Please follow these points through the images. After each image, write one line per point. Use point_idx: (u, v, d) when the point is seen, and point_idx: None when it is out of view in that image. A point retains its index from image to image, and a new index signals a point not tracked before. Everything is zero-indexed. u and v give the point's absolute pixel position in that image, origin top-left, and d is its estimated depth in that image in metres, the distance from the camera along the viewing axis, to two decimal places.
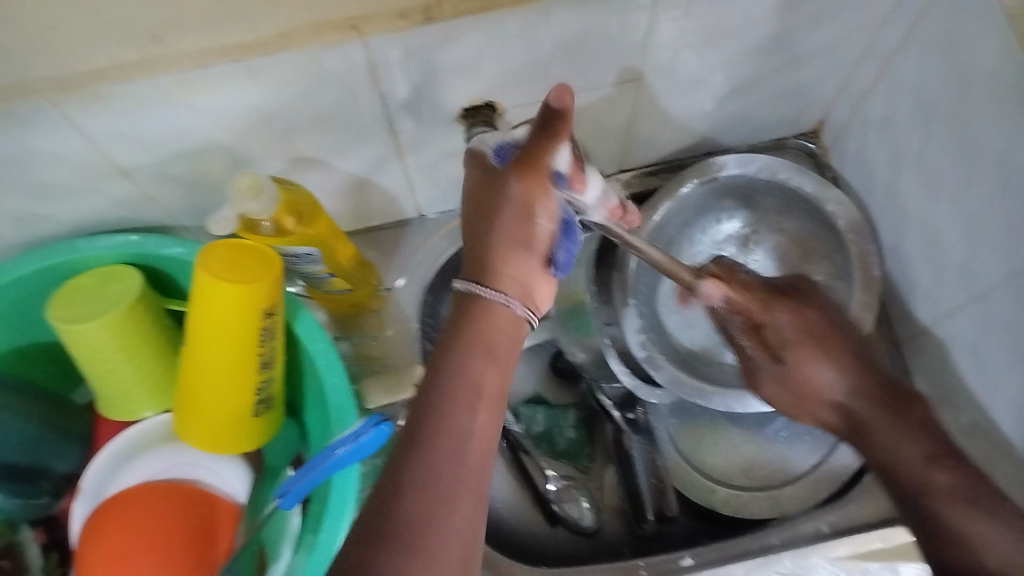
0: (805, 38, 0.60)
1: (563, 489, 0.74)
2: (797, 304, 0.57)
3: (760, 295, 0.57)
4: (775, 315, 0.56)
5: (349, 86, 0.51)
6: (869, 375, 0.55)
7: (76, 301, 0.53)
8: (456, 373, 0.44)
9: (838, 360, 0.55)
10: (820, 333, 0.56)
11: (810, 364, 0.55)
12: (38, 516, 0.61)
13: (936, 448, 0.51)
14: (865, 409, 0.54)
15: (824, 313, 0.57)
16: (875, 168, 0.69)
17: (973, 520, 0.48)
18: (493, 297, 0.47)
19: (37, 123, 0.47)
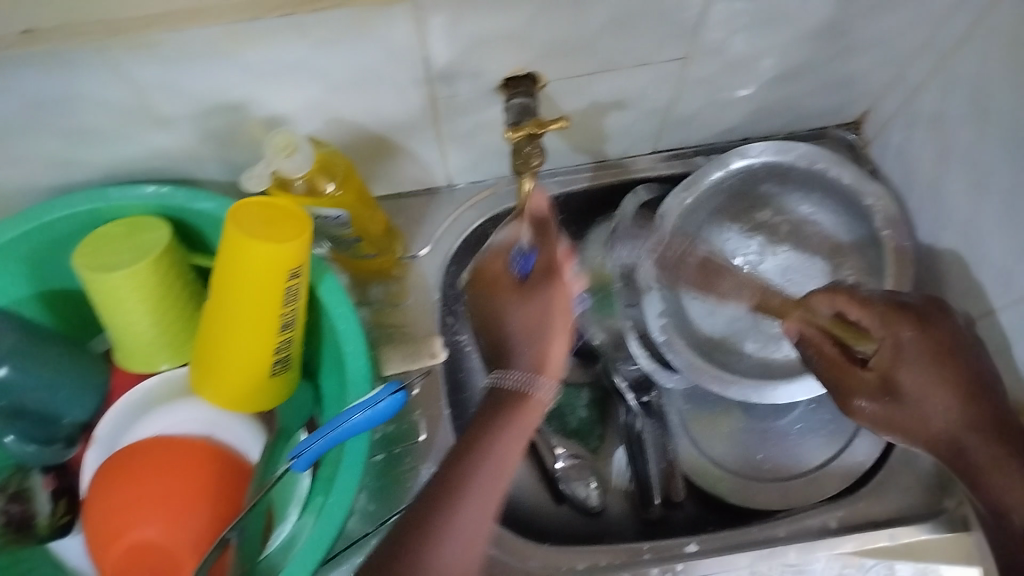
0: (863, 26, 0.59)
1: (570, 468, 0.73)
2: (930, 359, 0.55)
3: (891, 348, 0.56)
4: (896, 370, 0.56)
5: (396, 47, 0.49)
6: (979, 422, 0.53)
7: (101, 249, 0.53)
8: (486, 425, 0.53)
9: (959, 393, 0.54)
10: (947, 391, 0.54)
11: (930, 394, 0.54)
12: (51, 462, 0.60)
13: None
14: (975, 451, 0.53)
15: (953, 358, 0.55)
16: (916, 164, 0.67)
17: None
18: (516, 385, 0.55)
19: (79, 67, 0.46)
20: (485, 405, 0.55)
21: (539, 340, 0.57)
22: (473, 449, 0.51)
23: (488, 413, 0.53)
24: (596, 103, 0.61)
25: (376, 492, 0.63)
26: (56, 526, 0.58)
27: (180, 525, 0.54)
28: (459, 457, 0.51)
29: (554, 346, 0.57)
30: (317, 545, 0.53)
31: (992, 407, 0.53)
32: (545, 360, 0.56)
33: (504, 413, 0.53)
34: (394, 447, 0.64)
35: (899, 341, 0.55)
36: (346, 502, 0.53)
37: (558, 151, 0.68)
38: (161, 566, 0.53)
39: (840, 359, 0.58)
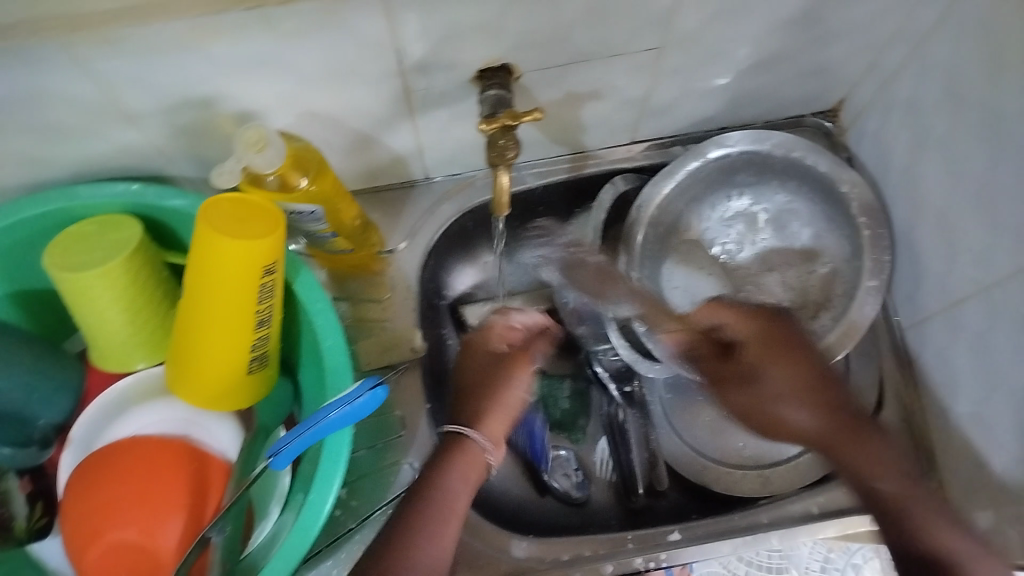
0: (837, 13, 0.59)
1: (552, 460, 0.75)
2: (786, 356, 0.56)
3: (761, 342, 0.57)
4: (763, 363, 0.56)
5: (366, 40, 0.49)
6: (840, 416, 0.54)
7: (72, 248, 0.52)
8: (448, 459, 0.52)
9: (805, 397, 0.55)
10: (800, 389, 0.55)
11: (781, 381, 0.55)
12: (27, 465, 0.59)
13: (904, 467, 0.53)
14: (839, 442, 0.54)
15: (803, 353, 0.56)
16: (893, 150, 0.67)
17: (935, 529, 0.50)
18: (480, 441, 0.54)
19: (43, 64, 0.45)
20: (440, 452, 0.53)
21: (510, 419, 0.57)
22: (435, 481, 0.51)
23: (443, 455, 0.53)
24: (571, 94, 0.61)
25: (357, 486, 0.63)
26: (33, 530, 0.58)
27: (158, 525, 0.54)
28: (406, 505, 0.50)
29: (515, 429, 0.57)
30: (299, 543, 0.52)
31: (840, 397, 0.55)
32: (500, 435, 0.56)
33: (446, 458, 0.52)
34: (378, 441, 0.64)
35: (751, 334, 0.58)
36: (327, 496, 0.53)
37: (535, 143, 0.68)
38: (142, 566, 0.53)
39: (711, 354, 0.61)
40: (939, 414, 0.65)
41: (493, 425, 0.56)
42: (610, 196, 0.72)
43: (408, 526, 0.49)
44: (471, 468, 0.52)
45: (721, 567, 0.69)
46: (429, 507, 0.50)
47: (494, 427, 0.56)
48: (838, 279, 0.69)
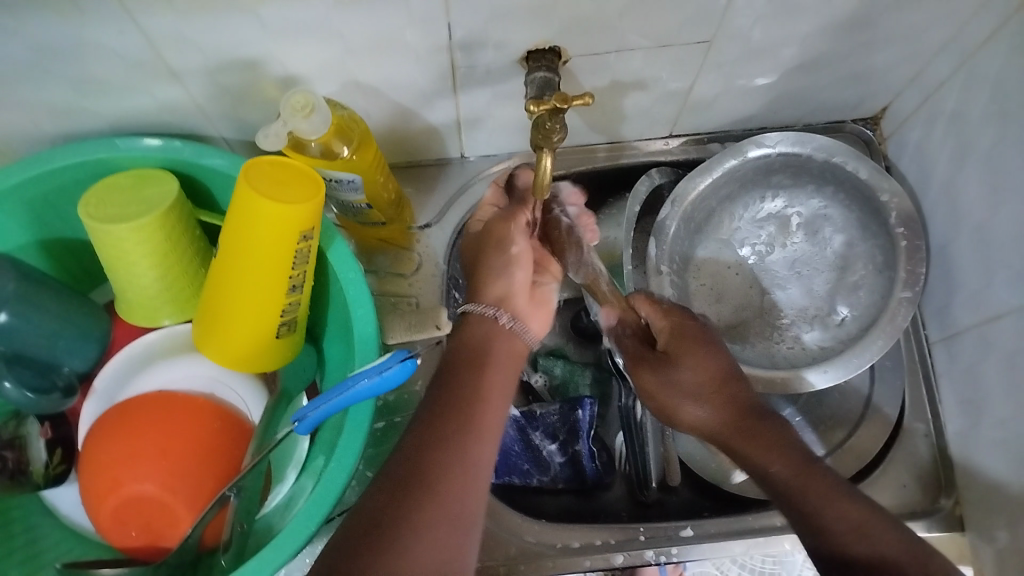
0: (889, 19, 0.58)
1: (552, 435, 0.73)
2: (694, 348, 0.55)
3: (672, 337, 0.56)
4: (678, 355, 0.55)
5: (417, 11, 0.48)
6: (736, 411, 0.53)
7: (109, 200, 0.52)
8: (467, 355, 0.52)
9: (705, 387, 0.54)
10: (711, 381, 0.54)
11: (690, 372, 0.54)
12: (49, 411, 0.59)
13: (800, 454, 0.51)
14: (736, 435, 0.53)
15: (708, 344, 0.55)
16: (935, 163, 0.67)
17: (840, 510, 0.47)
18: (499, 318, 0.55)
19: (92, 12, 0.45)
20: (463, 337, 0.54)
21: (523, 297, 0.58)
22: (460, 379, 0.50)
23: (467, 360, 0.52)
24: (615, 81, 0.61)
25: (374, 458, 0.63)
26: (51, 477, 0.59)
27: (177, 480, 0.54)
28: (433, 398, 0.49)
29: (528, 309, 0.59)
30: (315, 511, 0.52)
31: (751, 392, 0.54)
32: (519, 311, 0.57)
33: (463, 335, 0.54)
34: (395, 415, 0.65)
35: (672, 325, 0.57)
36: (348, 466, 0.53)
37: (572, 129, 0.68)
38: (158, 519, 0.54)
39: (634, 340, 0.60)
40: (962, 431, 0.65)
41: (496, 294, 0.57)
42: (646, 188, 0.71)
43: (451, 394, 0.49)
44: (503, 348, 0.53)
45: (715, 568, 0.68)
46: (465, 377, 0.50)
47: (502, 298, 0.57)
48: (868, 288, 0.68)
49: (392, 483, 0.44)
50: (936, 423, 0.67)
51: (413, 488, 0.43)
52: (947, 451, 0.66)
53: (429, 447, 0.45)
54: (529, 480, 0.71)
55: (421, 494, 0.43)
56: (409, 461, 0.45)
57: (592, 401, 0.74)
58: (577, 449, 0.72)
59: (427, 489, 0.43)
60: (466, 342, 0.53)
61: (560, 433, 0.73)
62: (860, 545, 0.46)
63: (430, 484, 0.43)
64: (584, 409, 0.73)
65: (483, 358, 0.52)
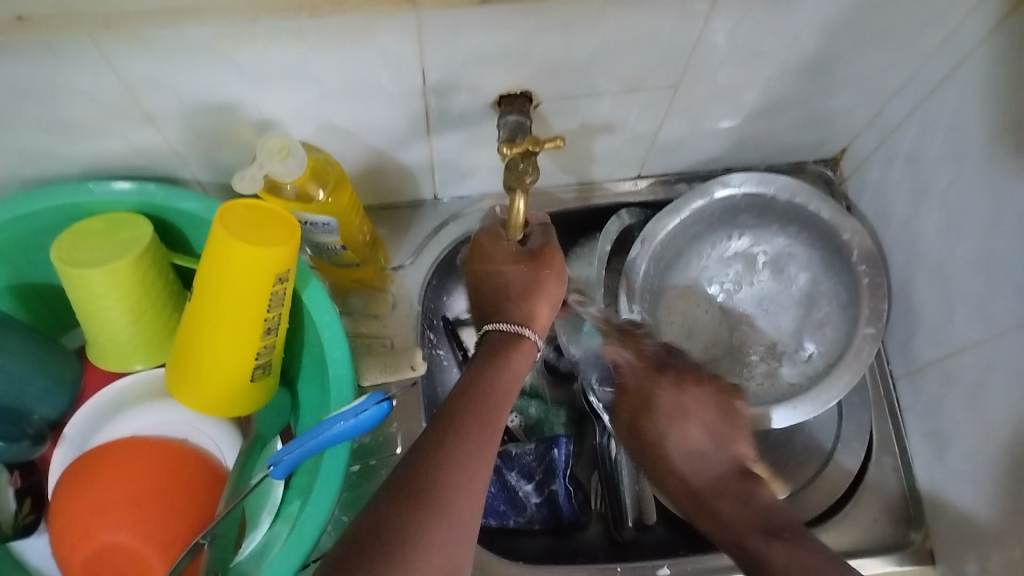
0: (846, 64, 0.61)
1: (527, 475, 0.73)
2: (672, 412, 0.62)
3: (651, 377, 0.65)
4: (647, 415, 0.63)
5: (392, 57, 0.50)
6: (721, 466, 0.58)
7: (82, 244, 0.52)
8: (489, 373, 0.51)
9: (695, 425, 0.60)
10: (694, 447, 0.60)
11: (671, 421, 0.61)
12: (18, 459, 0.58)
13: (780, 523, 0.51)
14: (711, 498, 0.56)
15: (693, 410, 0.61)
16: (893, 202, 0.69)
17: None
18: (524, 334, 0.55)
19: (71, 58, 0.45)
20: (482, 355, 0.53)
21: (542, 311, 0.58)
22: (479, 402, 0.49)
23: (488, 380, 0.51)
24: (585, 124, 0.62)
25: (350, 502, 0.63)
26: (20, 526, 0.57)
27: (150, 529, 0.53)
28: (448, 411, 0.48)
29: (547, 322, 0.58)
30: (291, 556, 0.52)
31: (731, 454, 0.59)
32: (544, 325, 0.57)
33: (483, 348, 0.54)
34: (370, 459, 0.64)
35: (647, 387, 0.65)
36: (323, 509, 0.52)
37: (544, 171, 0.69)
38: (130, 570, 0.52)
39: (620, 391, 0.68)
40: (929, 462, 0.66)
41: (525, 308, 0.56)
42: (616, 228, 0.73)
43: (468, 413, 0.48)
44: (519, 362, 0.53)
45: None
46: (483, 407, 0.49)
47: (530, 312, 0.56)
48: (833, 323, 0.70)
49: (401, 500, 0.42)
50: (903, 455, 0.69)
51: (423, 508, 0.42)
52: (914, 484, 0.67)
53: (440, 470, 0.44)
54: (505, 522, 0.71)
55: (423, 509, 0.42)
56: (423, 474, 0.44)
57: (566, 439, 0.74)
58: (552, 489, 0.72)
59: (435, 511, 0.42)
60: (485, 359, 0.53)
61: (536, 473, 0.73)
62: None
63: (438, 507, 0.43)
64: (560, 447, 0.73)
65: (510, 384, 0.51)
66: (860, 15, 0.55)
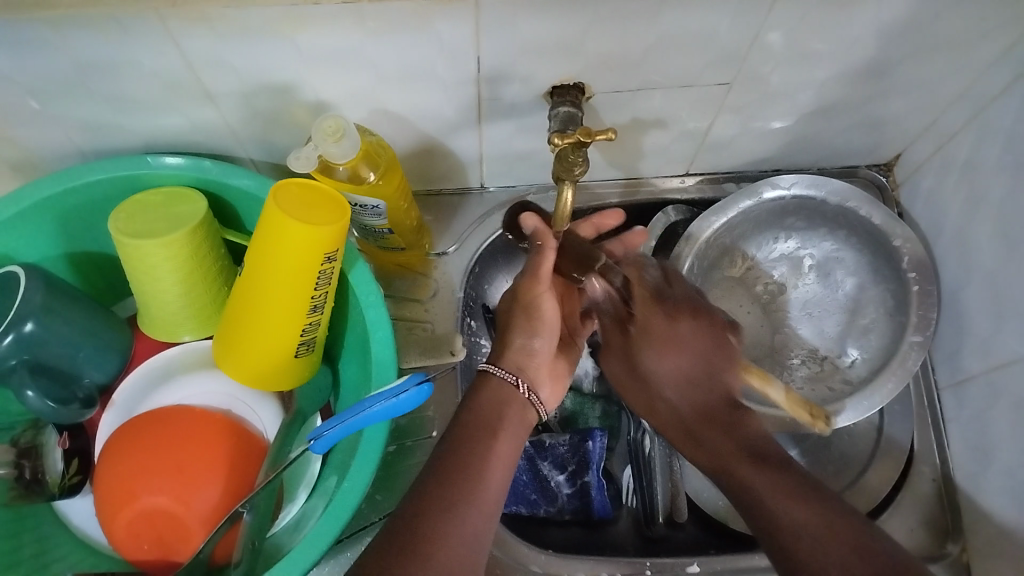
0: (902, 67, 0.60)
1: (558, 463, 0.73)
2: (666, 342, 0.57)
3: (649, 309, 0.58)
4: (642, 346, 0.58)
5: (450, 44, 0.50)
6: (705, 392, 0.56)
7: (137, 216, 0.53)
8: (477, 417, 0.53)
9: (681, 352, 0.56)
10: (678, 374, 0.56)
11: (660, 349, 0.57)
12: (67, 422, 0.60)
13: (761, 450, 0.52)
14: (694, 418, 0.56)
15: (685, 341, 0.56)
16: (947, 211, 0.68)
17: (779, 505, 0.46)
18: (505, 377, 0.56)
19: (135, 33, 0.46)
20: (471, 391, 0.56)
21: (531, 354, 0.59)
22: (469, 446, 0.51)
23: (478, 428, 0.52)
24: (636, 118, 0.62)
25: (383, 482, 0.64)
26: (66, 487, 0.59)
27: (190, 494, 0.54)
28: (433, 465, 0.49)
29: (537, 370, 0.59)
30: (324, 533, 0.52)
31: (722, 383, 0.56)
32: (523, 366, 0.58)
33: (474, 399, 0.54)
34: (407, 440, 0.65)
35: (643, 318, 0.58)
36: (361, 485, 0.53)
37: (592, 164, 0.69)
38: (170, 532, 0.54)
39: (613, 322, 0.62)
40: (971, 476, 0.65)
41: (518, 361, 0.58)
42: (661, 224, 0.73)
43: (453, 454, 0.50)
44: (516, 416, 0.55)
45: None
46: (474, 441, 0.51)
47: (525, 368, 0.58)
48: (876, 330, 0.69)
49: (386, 549, 0.43)
50: (945, 468, 0.67)
51: (398, 556, 0.43)
52: (956, 497, 0.66)
53: (429, 518, 0.45)
54: (536, 510, 0.71)
55: (407, 556, 0.43)
56: (406, 525, 0.45)
57: (601, 432, 0.74)
58: (585, 480, 0.72)
59: (418, 554, 0.43)
60: (474, 405, 0.54)
61: (569, 464, 0.73)
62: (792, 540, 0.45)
63: (420, 551, 0.43)
64: (594, 440, 0.73)
65: (495, 421, 0.53)
66: (921, 19, 0.54)
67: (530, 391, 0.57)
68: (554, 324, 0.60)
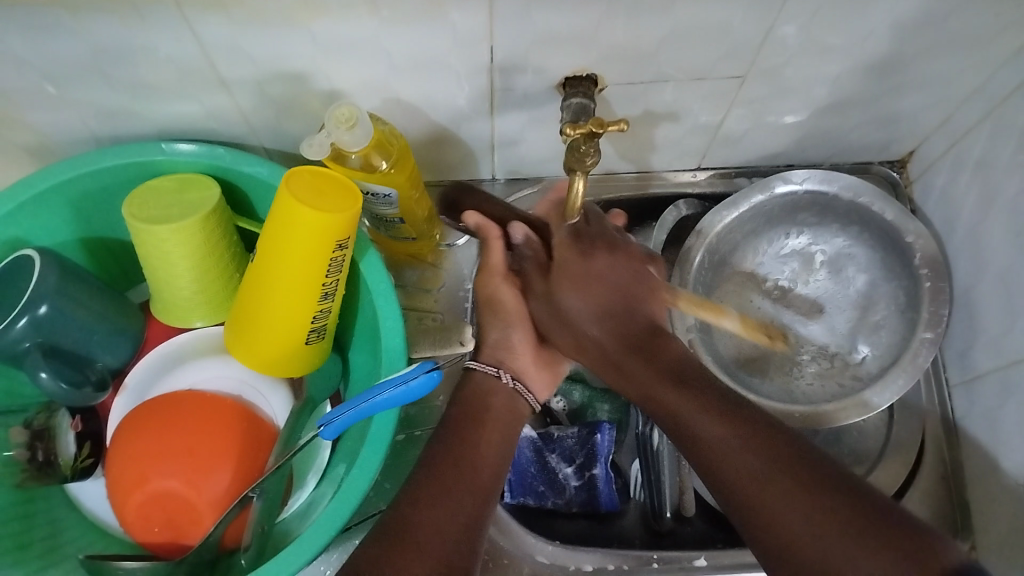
0: (916, 63, 0.59)
1: (565, 455, 0.73)
2: (580, 278, 0.55)
3: (568, 251, 0.56)
4: (559, 286, 0.56)
5: (463, 34, 0.50)
6: (623, 325, 0.55)
7: (152, 202, 0.54)
8: (462, 410, 0.54)
9: (593, 291, 0.55)
10: (596, 310, 0.55)
11: (575, 286, 0.55)
12: (80, 405, 0.61)
13: (684, 369, 0.52)
14: (620, 353, 0.54)
15: (603, 276, 0.55)
16: (960, 207, 0.67)
17: (695, 416, 0.48)
18: (487, 371, 0.57)
19: (152, 20, 0.47)
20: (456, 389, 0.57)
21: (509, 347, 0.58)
22: (456, 442, 0.51)
23: (467, 423, 0.53)
24: (648, 111, 0.62)
25: (391, 470, 0.64)
26: (78, 469, 0.60)
27: (201, 478, 0.55)
28: (425, 460, 0.50)
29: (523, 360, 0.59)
30: (333, 519, 0.52)
31: (639, 314, 0.55)
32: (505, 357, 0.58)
33: (461, 394, 0.56)
34: (415, 429, 0.66)
35: (560, 257, 0.56)
36: (370, 471, 0.53)
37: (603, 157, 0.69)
38: (180, 515, 0.55)
39: (535, 267, 0.58)
40: (981, 474, 0.64)
41: (496, 355, 0.58)
42: (673, 217, 0.72)
43: (444, 450, 0.51)
44: (502, 406, 0.55)
45: None
46: (459, 431, 0.52)
47: (509, 362, 0.58)
48: (886, 327, 0.69)
49: (373, 541, 0.45)
50: (955, 466, 0.67)
51: (378, 544, 0.44)
52: (965, 496, 0.66)
53: (419, 510, 0.46)
54: (544, 503, 0.71)
55: (391, 543, 0.44)
56: (399, 518, 0.46)
57: (610, 426, 0.73)
58: (592, 473, 0.72)
59: (402, 539, 0.44)
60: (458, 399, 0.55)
61: (576, 457, 0.73)
62: (714, 452, 0.46)
63: (406, 537, 0.45)
64: (603, 433, 0.72)
65: (481, 413, 0.54)
66: (937, 16, 0.54)
67: (516, 381, 0.57)
68: (524, 313, 0.59)
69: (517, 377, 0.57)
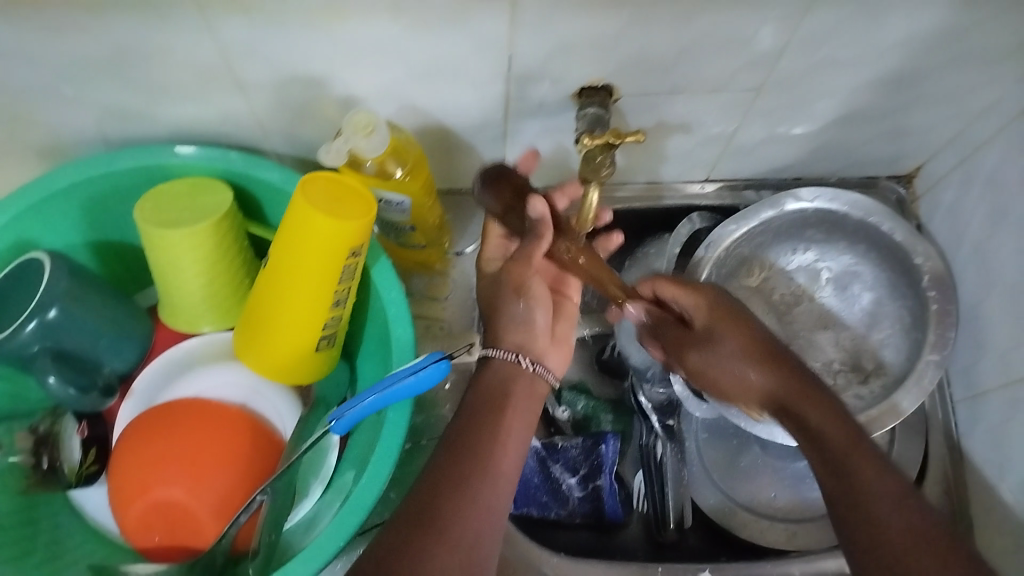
0: (930, 79, 0.60)
1: (572, 461, 0.71)
2: (732, 332, 0.55)
3: (712, 310, 0.56)
4: (715, 329, 0.56)
5: (485, 41, 0.50)
6: (790, 380, 0.54)
7: (165, 207, 0.54)
8: (485, 396, 0.51)
9: (751, 352, 0.55)
10: (752, 355, 0.55)
11: (728, 344, 0.55)
12: (87, 410, 0.61)
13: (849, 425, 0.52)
14: (786, 397, 0.54)
15: (752, 331, 0.55)
16: (967, 223, 0.68)
17: (861, 471, 0.49)
18: (506, 356, 0.53)
19: (174, 21, 0.47)
20: (474, 374, 0.54)
21: (529, 328, 0.55)
22: (475, 432, 0.49)
23: (488, 407, 0.51)
24: (661, 123, 0.62)
25: (397, 481, 0.64)
26: (82, 476, 0.60)
27: (202, 487, 0.54)
28: (445, 446, 0.49)
29: (541, 339, 0.56)
30: (345, 526, 0.51)
31: (796, 366, 0.55)
32: (527, 341, 0.55)
33: (480, 381, 0.53)
34: (422, 438, 0.66)
35: (709, 318, 0.56)
36: (380, 480, 0.52)
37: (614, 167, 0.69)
38: (183, 523, 0.54)
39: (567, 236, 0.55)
40: (986, 490, 0.65)
41: (517, 339, 0.54)
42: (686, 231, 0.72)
43: (465, 437, 0.49)
44: (525, 389, 0.53)
45: None
46: (484, 419, 0.50)
47: (528, 343, 0.55)
48: (893, 341, 0.69)
49: (404, 531, 0.44)
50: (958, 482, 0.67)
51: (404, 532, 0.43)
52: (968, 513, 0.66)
53: (442, 500, 0.45)
54: (547, 513, 0.70)
55: (426, 541, 0.43)
56: (420, 510, 0.45)
57: (615, 436, 0.72)
58: (597, 484, 0.70)
59: (432, 534, 0.43)
60: (478, 382, 0.53)
61: (581, 467, 0.71)
62: (873, 506, 0.47)
63: (434, 529, 0.44)
64: (608, 444, 0.71)
65: (501, 397, 0.52)
66: (951, 32, 0.55)
67: (535, 364, 0.54)
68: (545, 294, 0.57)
69: (536, 360, 0.54)
